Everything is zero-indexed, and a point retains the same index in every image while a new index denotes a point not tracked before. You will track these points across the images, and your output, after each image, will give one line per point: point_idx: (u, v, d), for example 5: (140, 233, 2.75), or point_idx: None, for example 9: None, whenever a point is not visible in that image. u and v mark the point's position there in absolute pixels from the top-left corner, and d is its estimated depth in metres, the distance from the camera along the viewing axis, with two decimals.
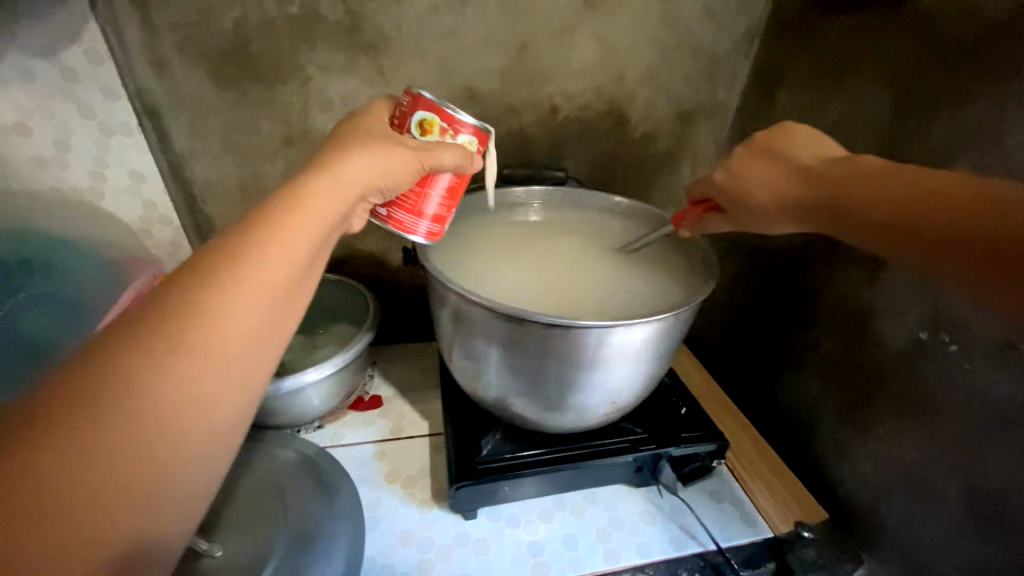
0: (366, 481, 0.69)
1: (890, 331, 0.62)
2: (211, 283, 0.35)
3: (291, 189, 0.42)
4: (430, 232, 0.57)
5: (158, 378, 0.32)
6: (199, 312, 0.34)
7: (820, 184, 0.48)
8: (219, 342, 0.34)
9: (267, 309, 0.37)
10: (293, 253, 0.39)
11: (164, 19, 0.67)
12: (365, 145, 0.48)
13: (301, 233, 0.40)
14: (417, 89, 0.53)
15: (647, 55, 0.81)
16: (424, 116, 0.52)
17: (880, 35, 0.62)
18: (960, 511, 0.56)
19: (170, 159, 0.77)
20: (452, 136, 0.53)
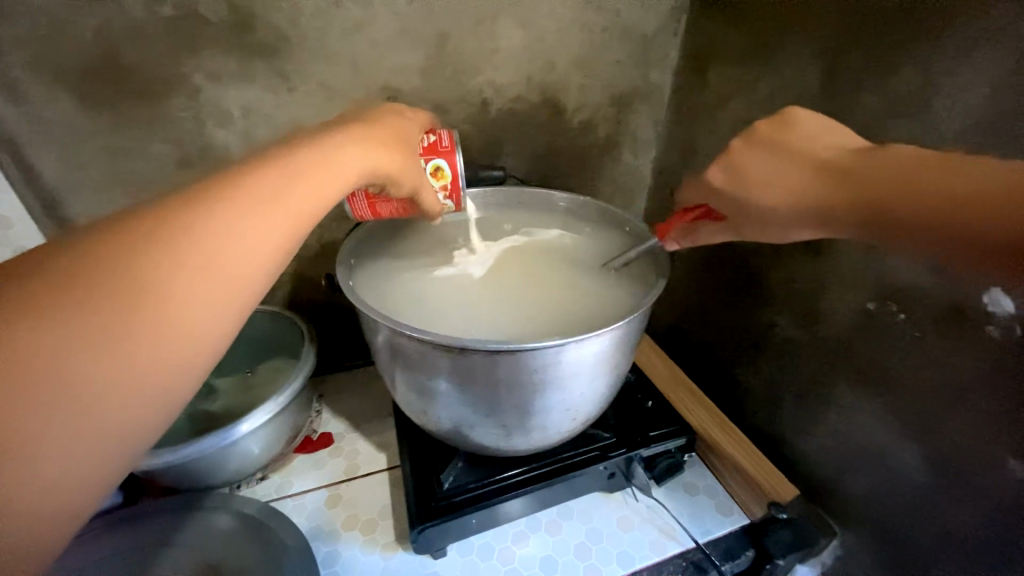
0: (321, 533, 0.63)
1: (839, 306, 0.61)
2: (147, 230, 0.29)
3: (280, 156, 0.37)
4: (361, 213, 0.56)
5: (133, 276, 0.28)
6: (138, 248, 0.28)
7: (788, 181, 0.44)
8: (207, 256, 0.30)
9: (257, 250, 0.32)
10: (298, 199, 0.35)
11: (3, 31, 0.56)
12: (363, 137, 0.44)
13: (309, 182, 0.36)
14: (459, 148, 0.56)
15: (576, 39, 0.77)
16: (442, 166, 0.56)
17: (802, 4, 0.61)
18: (922, 476, 0.56)
19: (41, 196, 0.66)
20: (443, 196, 0.57)
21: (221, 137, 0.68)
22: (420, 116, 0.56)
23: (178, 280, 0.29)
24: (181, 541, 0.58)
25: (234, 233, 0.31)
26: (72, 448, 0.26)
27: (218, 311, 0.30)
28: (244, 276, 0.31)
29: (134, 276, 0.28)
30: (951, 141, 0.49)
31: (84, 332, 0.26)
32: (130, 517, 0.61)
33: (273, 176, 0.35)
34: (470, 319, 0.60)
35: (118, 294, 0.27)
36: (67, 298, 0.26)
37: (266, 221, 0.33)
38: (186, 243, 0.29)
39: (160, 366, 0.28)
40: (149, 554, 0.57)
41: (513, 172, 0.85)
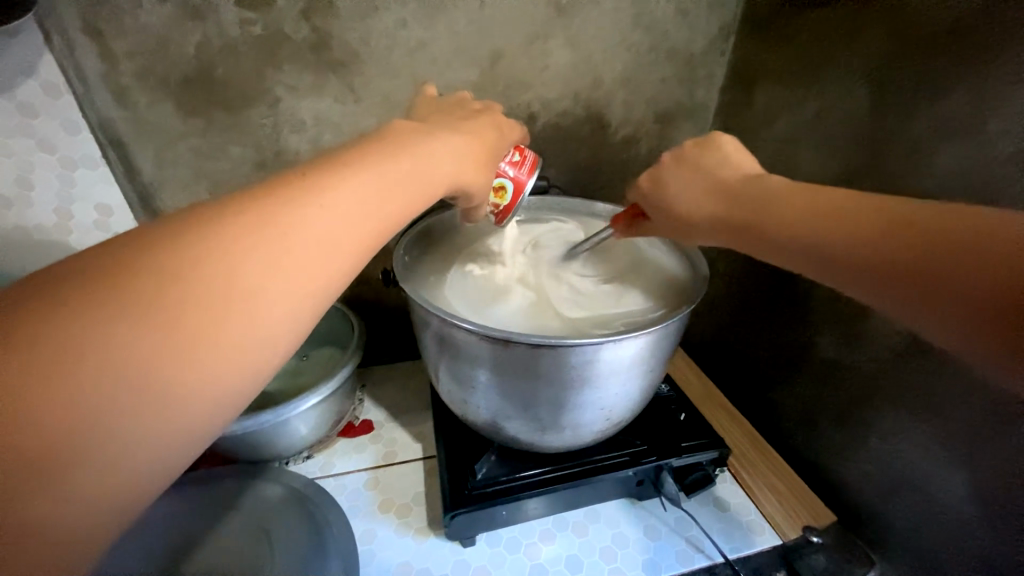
0: (358, 513, 0.67)
1: (882, 327, 0.60)
2: (236, 234, 0.32)
3: (353, 164, 0.39)
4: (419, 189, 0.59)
5: (227, 268, 0.31)
6: (235, 241, 0.32)
7: (701, 206, 0.52)
8: (290, 251, 0.34)
9: (334, 250, 0.36)
10: (375, 201, 0.39)
11: (123, 47, 0.65)
12: (440, 145, 0.47)
13: (383, 184, 0.40)
14: (529, 184, 0.62)
15: (623, 58, 0.80)
16: (505, 188, 0.61)
17: (853, 27, 0.61)
18: (971, 511, 0.54)
19: (138, 190, 0.75)
20: (490, 210, 0.62)
21: (293, 142, 0.75)
22: (514, 132, 0.60)
23: (262, 283, 0.32)
24: (239, 505, 0.64)
25: (311, 242, 0.34)
26: (162, 425, 0.29)
27: (289, 313, 0.34)
28: (317, 281, 0.35)
29: (223, 280, 0.31)
30: (1005, 165, 0.48)
31: (201, 314, 0.30)
32: (192, 481, 0.67)
33: (347, 184, 0.38)
34: (512, 316, 0.62)
35: (208, 292, 0.30)
36: (163, 293, 0.29)
37: (341, 229, 0.36)
38: (271, 248, 0.33)
39: (237, 361, 0.31)
40: (212, 514, 0.63)
41: (556, 182, 0.88)
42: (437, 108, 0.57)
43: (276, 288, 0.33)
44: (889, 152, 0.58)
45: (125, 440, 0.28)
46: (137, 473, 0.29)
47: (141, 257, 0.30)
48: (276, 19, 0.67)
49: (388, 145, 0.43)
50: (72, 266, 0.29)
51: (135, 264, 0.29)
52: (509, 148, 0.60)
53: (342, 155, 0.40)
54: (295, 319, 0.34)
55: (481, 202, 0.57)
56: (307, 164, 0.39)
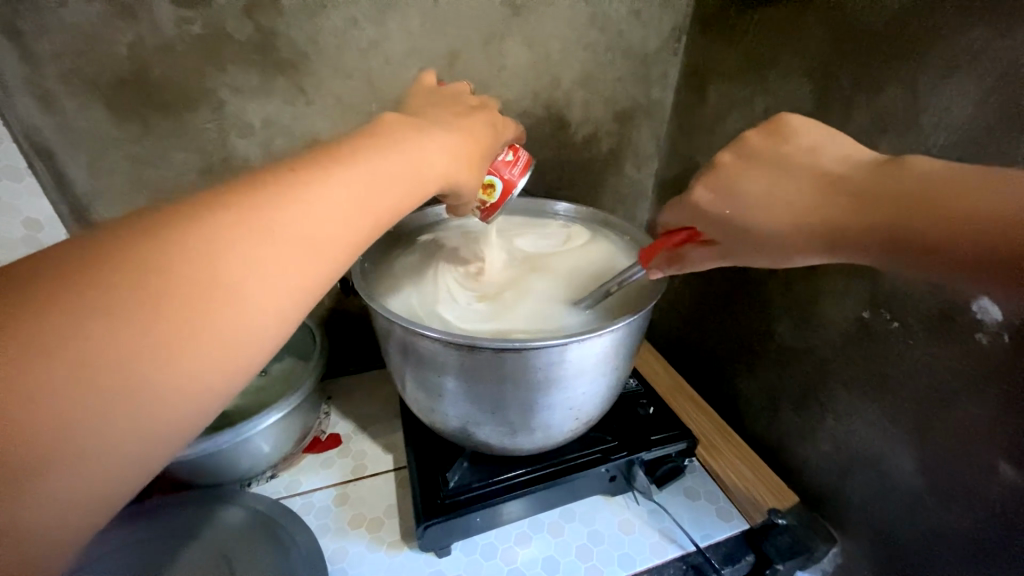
0: (328, 530, 0.65)
1: (835, 313, 0.63)
2: (221, 229, 0.31)
3: (348, 158, 0.38)
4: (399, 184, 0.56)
5: (172, 281, 0.29)
6: (183, 251, 0.29)
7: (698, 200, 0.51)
8: (246, 262, 0.31)
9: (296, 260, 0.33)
10: (349, 204, 0.36)
11: (45, 48, 0.60)
12: (430, 144, 0.45)
13: (356, 185, 0.37)
14: (520, 184, 0.61)
15: (580, 57, 0.81)
16: (495, 187, 0.60)
17: (797, 26, 0.64)
18: (919, 482, 0.57)
19: (71, 203, 0.69)
20: (478, 206, 0.60)
21: (242, 148, 0.72)
22: (508, 132, 0.59)
23: (249, 281, 0.31)
24: (200, 534, 0.60)
25: (301, 239, 0.33)
26: (100, 454, 0.27)
27: (275, 313, 0.32)
28: (308, 280, 0.33)
29: (207, 278, 0.29)
30: (936, 156, 0.51)
31: (142, 333, 0.27)
32: (144, 510, 0.63)
33: (341, 180, 0.36)
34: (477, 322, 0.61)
35: (191, 290, 0.29)
36: (143, 291, 0.28)
37: (305, 237, 0.33)
38: (259, 245, 0.31)
39: (220, 363, 0.30)
40: (170, 545, 0.59)
41: None
42: (432, 101, 0.54)
43: (264, 287, 0.31)
44: None
45: (55, 473, 0.26)
46: (108, 483, 0.28)
47: (112, 255, 0.28)
48: (217, 17, 0.63)
49: (385, 139, 0.42)
50: (46, 258, 0.28)
51: (112, 257, 0.28)
52: (503, 148, 0.59)
53: (337, 148, 0.39)
54: (282, 320, 0.33)
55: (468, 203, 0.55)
56: (272, 164, 0.36)
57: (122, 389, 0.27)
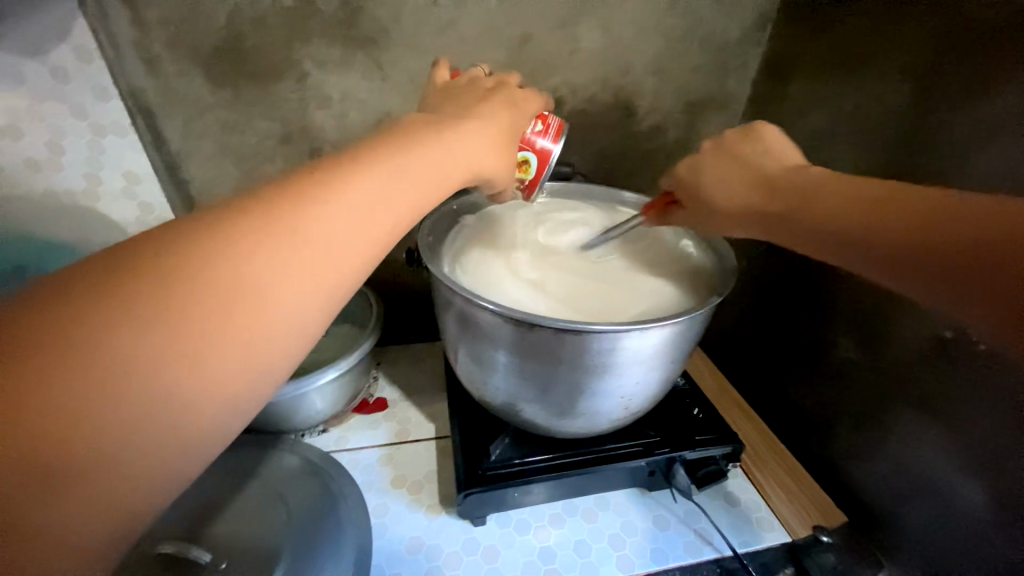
0: (371, 487, 0.68)
1: (909, 332, 0.59)
2: (246, 235, 0.31)
3: (370, 161, 0.38)
4: None
5: (222, 274, 0.30)
6: (231, 248, 0.30)
7: (726, 182, 0.53)
8: (293, 255, 0.32)
9: (341, 253, 0.34)
10: (386, 197, 0.37)
11: (155, 14, 0.65)
12: (456, 140, 0.45)
13: (394, 181, 0.38)
14: (552, 152, 0.60)
15: (656, 43, 0.78)
16: (530, 161, 0.60)
17: (900, 20, 0.59)
18: (989, 518, 0.54)
19: (165, 158, 0.75)
20: (519, 186, 0.61)
21: (319, 118, 0.75)
22: (531, 104, 0.57)
23: (275, 285, 0.31)
24: (261, 475, 0.65)
25: (326, 242, 0.33)
26: (150, 448, 0.28)
27: (297, 320, 0.33)
28: (333, 282, 0.34)
29: (234, 284, 0.30)
30: None
31: (192, 325, 0.28)
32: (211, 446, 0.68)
33: (367, 181, 0.36)
34: (499, 278, 0.63)
35: (236, 292, 0.30)
36: (173, 299, 0.28)
37: (351, 230, 0.35)
38: (286, 249, 0.32)
39: (248, 368, 0.31)
40: (235, 484, 0.64)
41: (579, 170, 0.87)
42: (450, 95, 0.53)
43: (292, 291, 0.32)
44: (928, 152, 0.56)
45: (106, 466, 0.26)
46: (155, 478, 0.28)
47: (170, 253, 0.29)
48: None
49: (403, 141, 0.41)
50: (81, 269, 0.28)
51: (167, 262, 0.29)
52: (531, 119, 0.58)
53: (358, 150, 0.38)
54: (305, 326, 0.33)
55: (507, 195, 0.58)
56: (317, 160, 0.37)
57: (155, 396, 0.27)
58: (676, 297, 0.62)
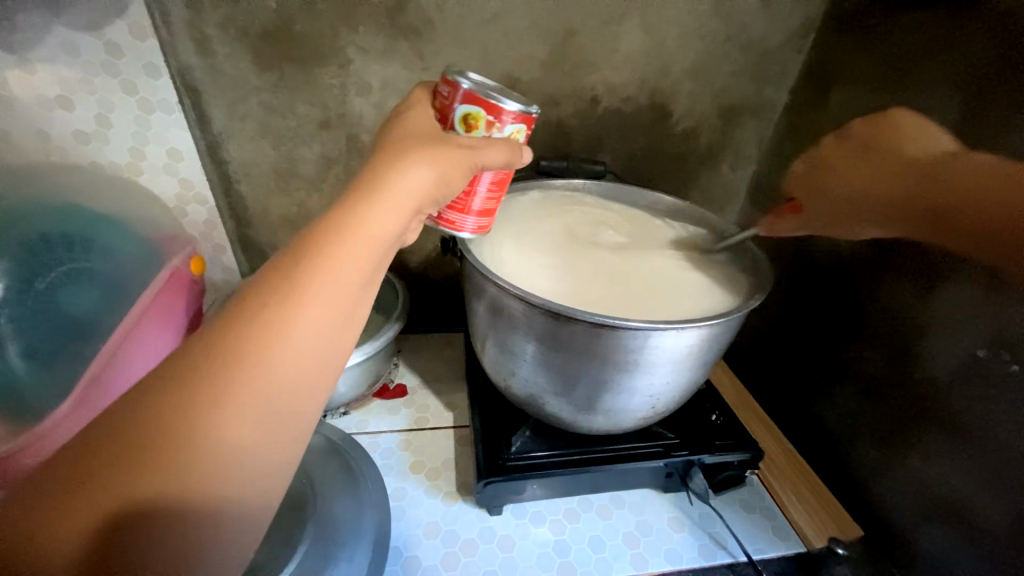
0: (390, 470, 0.69)
1: (942, 349, 0.59)
2: (214, 365, 0.32)
3: (298, 279, 0.34)
4: (480, 224, 0.53)
5: (202, 399, 0.31)
6: (209, 371, 0.31)
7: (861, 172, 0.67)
8: (274, 357, 0.33)
9: (319, 341, 0.34)
10: (352, 274, 0.36)
11: None
12: (401, 188, 0.40)
13: (357, 255, 0.36)
14: (458, 78, 0.47)
15: (696, 47, 0.78)
16: (469, 110, 0.47)
17: (952, 35, 0.58)
18: (1009, 541, 0.53)
19: (208, 139, 0.77)
20: (500, 128, 0.48)
21: (358, 105, 0.76)
22: (419, 103, 0.49)
23: (211, 440, 0.31)
24: None
25: (274, 370, 0.33)
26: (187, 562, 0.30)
27: (280, 442, 0.34)
28: (285, 416, 0.33)
29: (202, 413, 0.31)
30: None
31: (182, 450, 0.30)
32: None
33: (303, 306, 0.34)
34: (567, 288, 0.61)
35: (221, 409, 0.31)
36: (163, 433, 0.30)
37: (323, 317, 0.34)
38: (208, 401, 0.31)
39: (252, 473, 0.32)
40: None
41: (611, 169, 0.87)
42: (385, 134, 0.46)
43: (234, 438, 0.31)
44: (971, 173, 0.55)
45: None
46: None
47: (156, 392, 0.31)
48: None
49: (331, 238, 0.36)
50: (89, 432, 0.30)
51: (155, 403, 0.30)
52: (427, 109, 0.49)
53: (284, 267, 0.35)
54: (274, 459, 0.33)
55: (490, 154, 0.46)
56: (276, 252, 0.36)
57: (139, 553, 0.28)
58: (709, 298, 0.62)
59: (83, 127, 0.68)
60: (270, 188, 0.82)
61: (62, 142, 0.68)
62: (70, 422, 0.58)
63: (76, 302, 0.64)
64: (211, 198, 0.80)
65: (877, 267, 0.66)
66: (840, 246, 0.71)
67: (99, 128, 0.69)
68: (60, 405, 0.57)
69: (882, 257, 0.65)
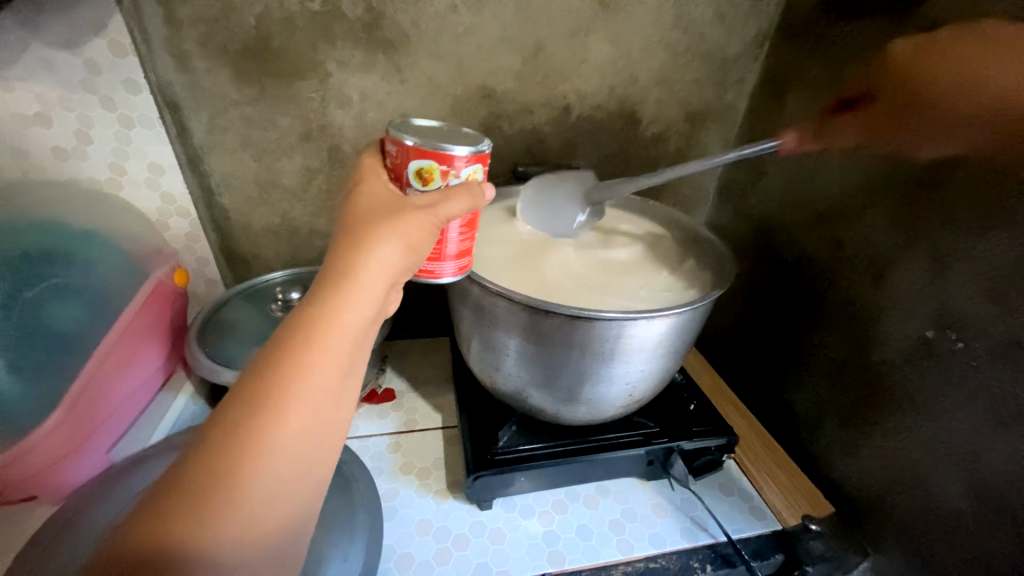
0: (381, 472, 0.71)
1: (896, 330, 0.63)
2: (224, 457, 0.34)
3: (278, 384, 0.36)
4: (458, 269, 0.52)
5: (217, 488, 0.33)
6: (218, 463, 0.34)
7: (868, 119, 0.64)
8: (280, 436, 0.36)
9: (323, 416, 0.38)
10: (342, 349, 0.40)
11: (187, 13, 0.68)
12: (376, 262, 0.43)
13: (345, 331, 0.40)
14: (401, 137, 0.47)
15: (660, 56, 0.83)
16: (420, 166, 0.47)
17: (887, 42, 0.64)
18: (963, 505, 0.57)
19: (189, 152, 0.78)
20: (456, 175, 0.47)
21: (338, 117, 0.78)
22: (375, 168, 0.50)
23: (217, 551, 0.32)
24: None
25: (282, 446, 0.36)
26: None
27: (294, 507, 0.36)
28: (296, 483, 0.36)
29: (217, 500, 0.33)
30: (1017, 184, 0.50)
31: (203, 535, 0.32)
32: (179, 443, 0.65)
33: (299, 394, 0.37)
34: (546, 288, 0.63)
35: (235, 491, 0.34)
36: (180, 529, 0.32)
37: (322, 393, 0.38)
38: (210, 509, 0.33)
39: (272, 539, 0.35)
40: None
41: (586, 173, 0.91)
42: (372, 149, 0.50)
43: (241, 532, 0.33)
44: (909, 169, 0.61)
45: None
46: None
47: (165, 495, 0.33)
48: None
49: (308, 336, 0.38)
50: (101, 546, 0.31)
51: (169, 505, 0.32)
52: (380, 173, 0.50)
53: (263, 375, 0.37)
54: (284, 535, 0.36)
55: (451, 206, 0.46)
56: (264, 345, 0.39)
57: None
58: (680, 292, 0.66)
59: (62, 143, 0.67)
60: (252, 200, 0.83)
61: (40, 158, 0.68)
62: (56, 437, 0.59)
63: (59, 312, 0.64)
64: (193, 210, 0.81)
65: (833, 259, 0.71)
66: (801, 240, 0.76)
67: (77, 144, 0.69)
68: (44, 423, 0.57)
69: (837, 249, 0.70)
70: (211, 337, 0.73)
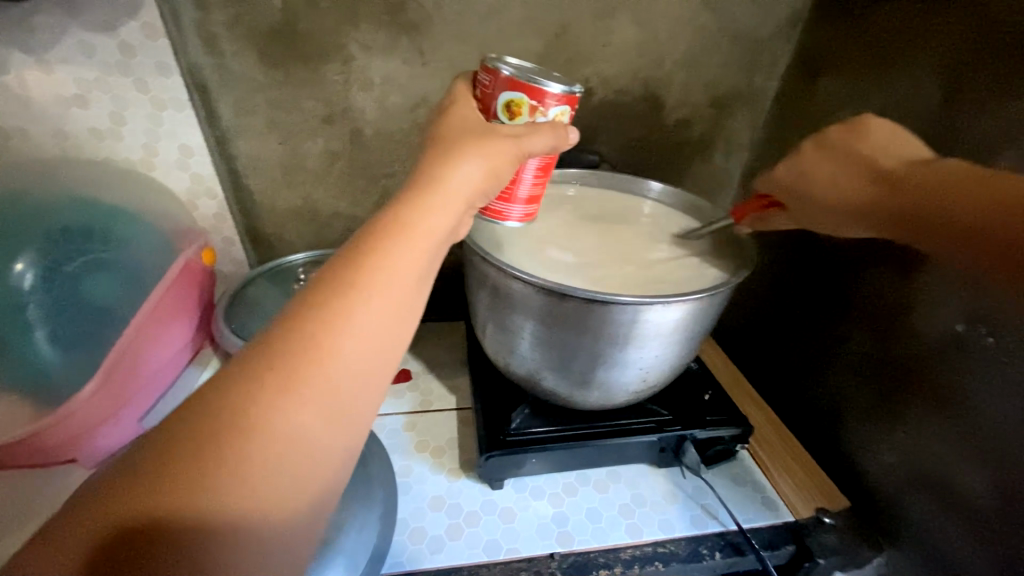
0: (397, 449, 0.73)
1: (925, 324, 0.61)
2: (263, 384, 0.31)
3: (328, 309, 0.34)
4: (525, 212, 0.55)
5: (253, 414, 0.31)
6: (257, 389, 0.31)
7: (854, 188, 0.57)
8: (324, 371, 0.32)
9: (371, 358, 0.35)
10: (397, 285, 0.36)
11: None
12: (441, 194, 0.41)
13: (403, 265, 0.37)
14: (499, 66, 0.49)
15: (687, 39, 0.80)
16: (512, 96, 0.49)
17: (929, 22, 0.61)
18: (988, 502, 0.56)
19: (217, 134, 0.79)
20: (544, 112, 0.49)
21: (360, 100, 0.79)
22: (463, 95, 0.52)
23: (241, 490, 0.29)
24: None
25: (326, 382, 0.32)
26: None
27: (326, 461, 0.33)
28: (332, 430, 0.33)
29: (248, 431, 0.30)
30: None
31: (230, 465, 0.29)
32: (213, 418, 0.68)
33: (349, 325, 0.34)
34: (563, 274, 0.64)
35: (269, 425, 0.31)
36: (203, 456, 0.29)
37: (372, 332, 0.35)
38: (236, 441, 0.30)
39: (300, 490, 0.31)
40: None
41: (607, 159, 0.90)
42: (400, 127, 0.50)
43: (266, 475, 0.30)
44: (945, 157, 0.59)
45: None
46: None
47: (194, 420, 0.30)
48: None
49: (363, 264, 0.36)
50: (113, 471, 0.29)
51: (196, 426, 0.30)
52: (471, 101, 0.51)
53: (315, 298, 0.34)
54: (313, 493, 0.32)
55: (536, 141, 0.48)
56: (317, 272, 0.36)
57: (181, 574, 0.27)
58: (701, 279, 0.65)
59: (98, 125, 0.71)
60: (276, 182, 0.85)
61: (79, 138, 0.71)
62: (94, 402, 0.62)
63: (92, 286, 0.68)
64: (221, 192, 0.84)
65: (860, 251, 0.68)
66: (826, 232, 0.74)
67: (112, 126, 0.73)
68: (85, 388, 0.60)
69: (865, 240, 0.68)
70: (236, 315, 0.76)
